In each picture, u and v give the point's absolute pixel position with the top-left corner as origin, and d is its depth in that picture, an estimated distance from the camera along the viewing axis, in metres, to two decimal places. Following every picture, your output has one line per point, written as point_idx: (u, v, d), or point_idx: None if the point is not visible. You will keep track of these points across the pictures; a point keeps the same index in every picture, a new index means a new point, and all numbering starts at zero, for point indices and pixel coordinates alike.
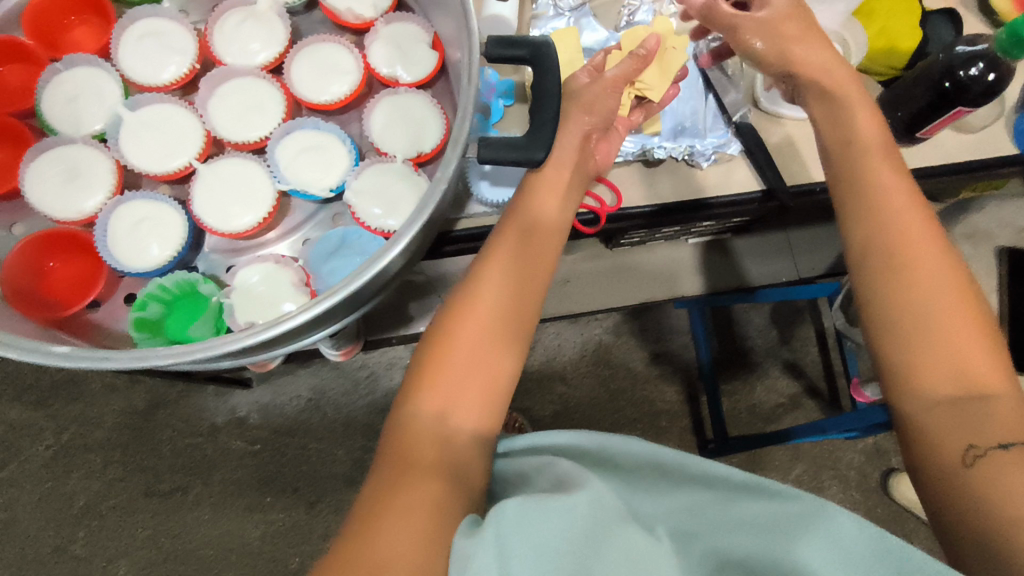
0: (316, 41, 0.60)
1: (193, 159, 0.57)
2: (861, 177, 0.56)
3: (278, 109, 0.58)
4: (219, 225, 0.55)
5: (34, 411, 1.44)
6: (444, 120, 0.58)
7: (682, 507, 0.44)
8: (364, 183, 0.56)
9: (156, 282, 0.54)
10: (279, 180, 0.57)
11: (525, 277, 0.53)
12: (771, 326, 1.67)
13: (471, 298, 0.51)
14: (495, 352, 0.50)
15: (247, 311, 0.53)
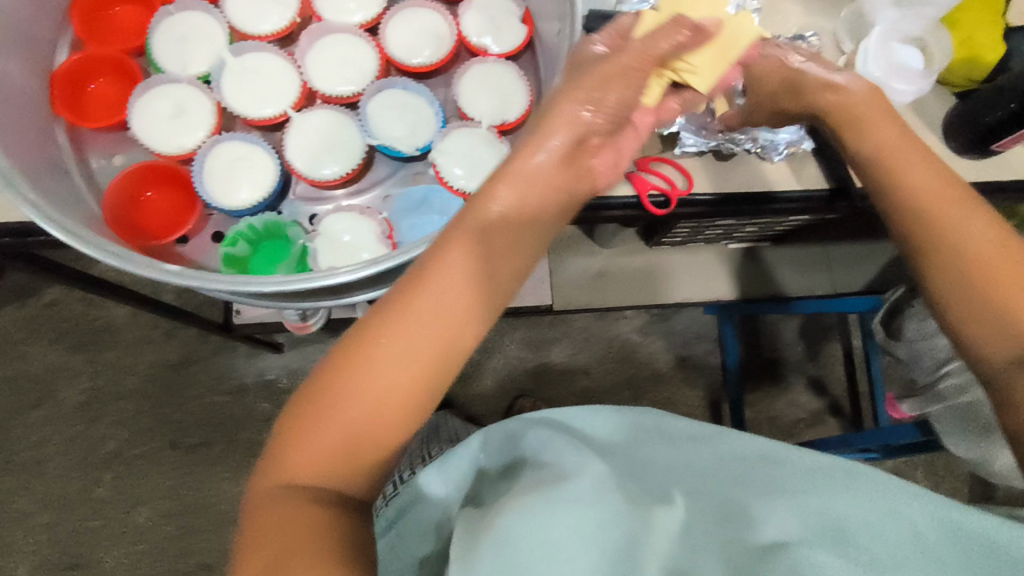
0: (410, 6, 0.62)
1: (288, 108, 0.59)
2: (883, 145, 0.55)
3: (372, 68, 0.60)
4: (307, 171, 0.57)
5: (70, 355, 1.47)
6: (529, 94, 0.61)
7: (694, 474, 0.49)
8: (449, 142, 0.57)
9: (246, 221, 0.56)
10: (368, 135, 0.58)
11: (468, 301, 0.43)
12: (799, 341, 1.67)
13: (396, 316, 0.42)
14: (411, 383, 0.42)
15: (330, 257, 0.55)
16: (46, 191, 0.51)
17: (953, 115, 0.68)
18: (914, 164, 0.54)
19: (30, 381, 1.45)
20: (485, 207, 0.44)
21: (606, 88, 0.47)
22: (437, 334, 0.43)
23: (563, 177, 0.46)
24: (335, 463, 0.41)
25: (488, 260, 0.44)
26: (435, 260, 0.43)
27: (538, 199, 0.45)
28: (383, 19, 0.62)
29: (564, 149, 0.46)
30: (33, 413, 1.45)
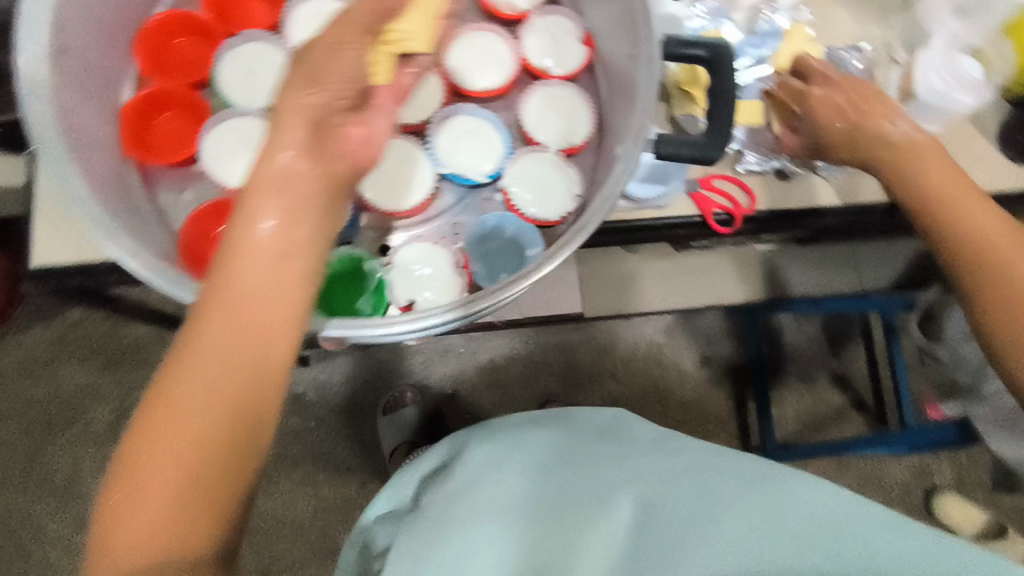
0: (473, 28, 0.62)
1: None
2: (919, 180, 0.57)
3: (436, 93, 0.61)
4: (379, 203, 0.58)
5: (98, 374, 1.46)
6: (593, 114, 0.62)
7: (643, 481, 0.56)
8: (518, 171, 0.60)
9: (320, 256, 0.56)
10: (438, 164, 0.60)
11: (255, 325, 0.40)
12: (821, 336, 1.67)
13: (181, 362, 0.39)
14: (214, 425, 0.39)
15: (407, 289, 0.58)
16: (131, 233, 0.53)
17: (1011, 123, 0.68)
18: (971, 209, 0.56)
19: (59, 402, 1.45)
20: (246, 227, 0.40)
21: (330, 67, 0.45)
22: (228, 369, 0.39)
23: (320, 168, 0.43)
24: (167, 540, 0.38)
25: (266, 277, 0.40)
26: (210, 298, 0.40)
27: (307, 198, 0.42)
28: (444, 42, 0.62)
29: (309, 142, 0.43)
30: (64, 434, 1.44)
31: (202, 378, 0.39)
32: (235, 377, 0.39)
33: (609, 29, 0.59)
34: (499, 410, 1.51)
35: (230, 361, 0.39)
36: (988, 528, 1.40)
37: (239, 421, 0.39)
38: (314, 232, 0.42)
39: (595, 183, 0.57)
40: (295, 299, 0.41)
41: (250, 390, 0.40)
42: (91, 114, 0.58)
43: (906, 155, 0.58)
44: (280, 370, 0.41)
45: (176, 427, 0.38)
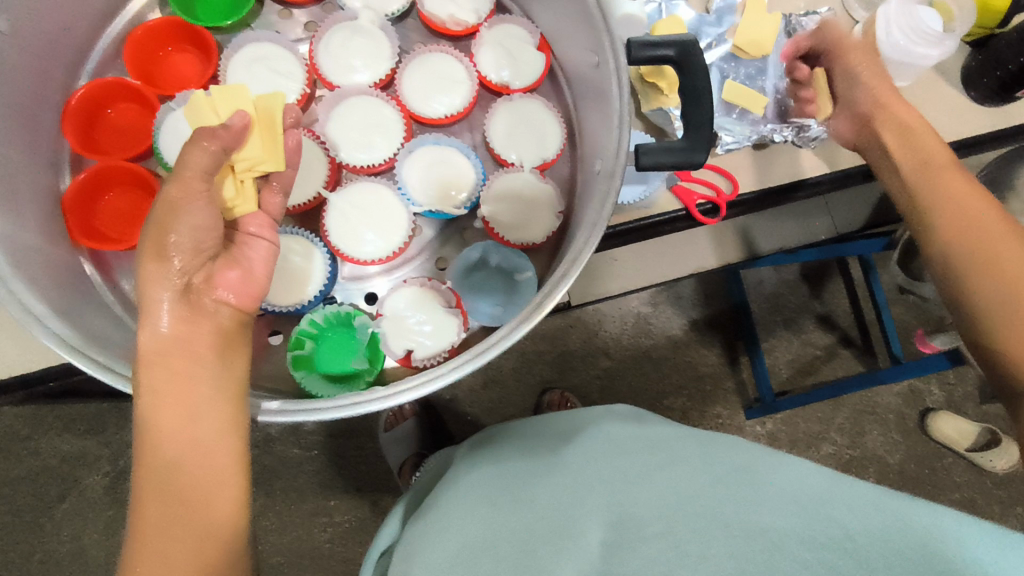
0: (423, 54, 0.64)
1: (322, 189, 0.61)
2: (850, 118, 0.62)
3: (399, 129, 0.63)
4: (350, 251, 0.60)
5: (85, 441, 1.41)
6: (562, 125, 0.62)
7: (609, 509, 0.58)
8: (493, 197, 0.60)
9: (307, 318, 0.58)
10: (412, 204, 0.61)
11: (190, 481, 0.44)
12: (801, 281, 1.67)
13: (135, 541, 0.43)
14: (188, 565, 0.42)
15: (399, 338, 0.58)
16: (96, 334, 0.51)
17: (970, 66, 0.70)
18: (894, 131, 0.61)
19: (49, 476, 1.40)
20: (148, 403, 0.45)
21: (172, 230, 0.47)
22: (189, 512, 0.43)
23: (199, 327, 0.48)
24: None
25: (185, 433, 0.45)
26: (142, 471, 0.44)
27: (209, 350, 0.48)
28: (398, 73, 0.64)
29: (177, 305, 0.47)
30: (60, 507, 1.40)
31: (166, 530, 0.43)
32: (190, 530, 0.43)
33: (563, 32, 0.57)
34: (498, 408, 1.50)
35: (188, 505, 0.44)
36: (980, 437, 1.46)
37: (210, 553, 0.43)
38: (215, 379, 0.47)
39: (579, 199, 0.56)
40: (220, 446, 0.46)
41: (207, 540, 0.43)
42: (34, 209, 0.55)
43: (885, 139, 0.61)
44: (226, 512, 0.45)
45: None
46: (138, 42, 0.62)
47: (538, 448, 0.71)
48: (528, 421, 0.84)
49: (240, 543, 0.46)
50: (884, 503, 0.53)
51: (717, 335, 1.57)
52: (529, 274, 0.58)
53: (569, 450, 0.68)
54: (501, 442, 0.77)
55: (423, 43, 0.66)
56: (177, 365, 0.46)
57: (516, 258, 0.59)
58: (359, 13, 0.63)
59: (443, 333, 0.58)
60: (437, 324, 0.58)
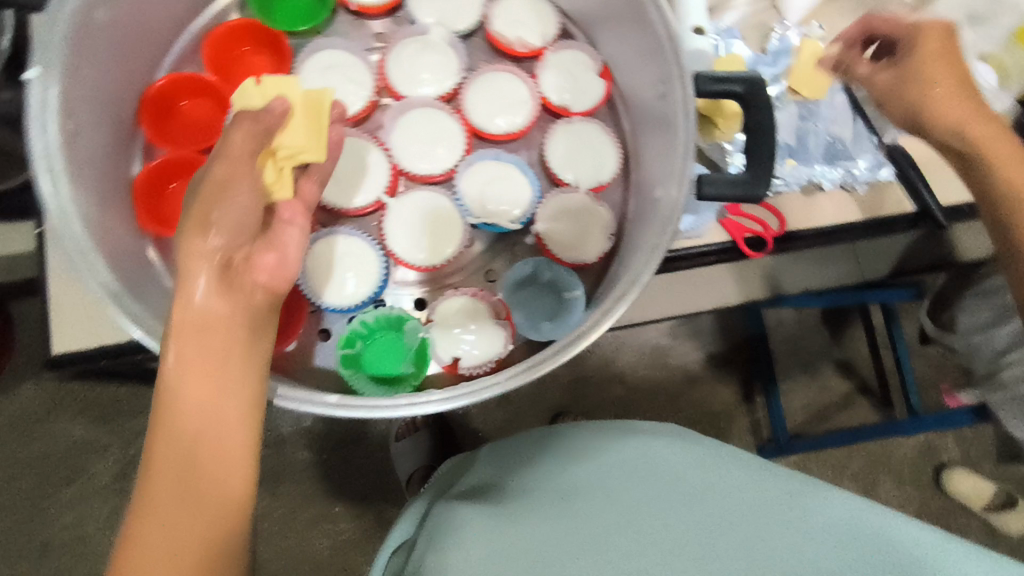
0: (488, 71, 0.66)
1: (381, 194, 0.63)
2: (978, 131, 0.63)
3: (460, 142, 0.64)
4: (405, 255, 0.62)
5: (99, 426, 1.43)
6: (620, 149, 0.63)
7: (635, 527, 0.59)
8: (549, 215, 0.61)
9: (358, 319, 0.59)
10: (467, 214, 0.63)
11: (209, 451, 0.44)
12: (822, 325, 1.67)
13: (144, 499, 0.43)
14: (193, 532, 0.43)
15: (448, 345, 0.58)
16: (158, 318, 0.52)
17: None
18: (997, 144, 0.63)
19: (59, 459, 1.41)
20: (176, 372, 0.45)
21: (225, 200, 0.49)
22: (203, 482, 0.44)
23: (234, 304, 0.48)
24: None
25: (208, 407, 0.45)
26: (161, 437, 0.44)
27: (246, 325, 0.48)
28: (462, 89, 0.66)
29: (213, 279, 0.47)
30: (66, 491, 1.40)
31: (177, 496, 0.43)
32: (201, 502, 0.43)
33: (629, 60, 0.59)
34: (510, 428, 1.49)
35: (203, 475, 0.44)
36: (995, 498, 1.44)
37: (215, 524, 0.44)
38: (242, 357, 0.47)
39: (634, 222, 0.58)
40: (240, 424, 0.46)
41: (214, 511, 0.44)
42: (105, 193, 0.57)
43: (1009, 153, 0.63)
44: (237, 486, 0.45)
45: (155, 539, 0.42)
46: (219, 42, 0.65)
47: (548, 472, 0.68)
48: (522, 436, 0.79)
49: (244, 516, 0.45)
50: (915, 550, 0.51)
51: (733, 372, 1.56)
52: (579, 292, 0.58)
53: (581, 478, 0.66)
54: (502, 467, 0.73)
55: (487, 61, 0.67)
56: (211, 337, 0.46)
57: (567, 275, 0.59)
58: (430, 29, 0.65)
59: (490, 341, 0.58)
60: (486, 332, 0.59)
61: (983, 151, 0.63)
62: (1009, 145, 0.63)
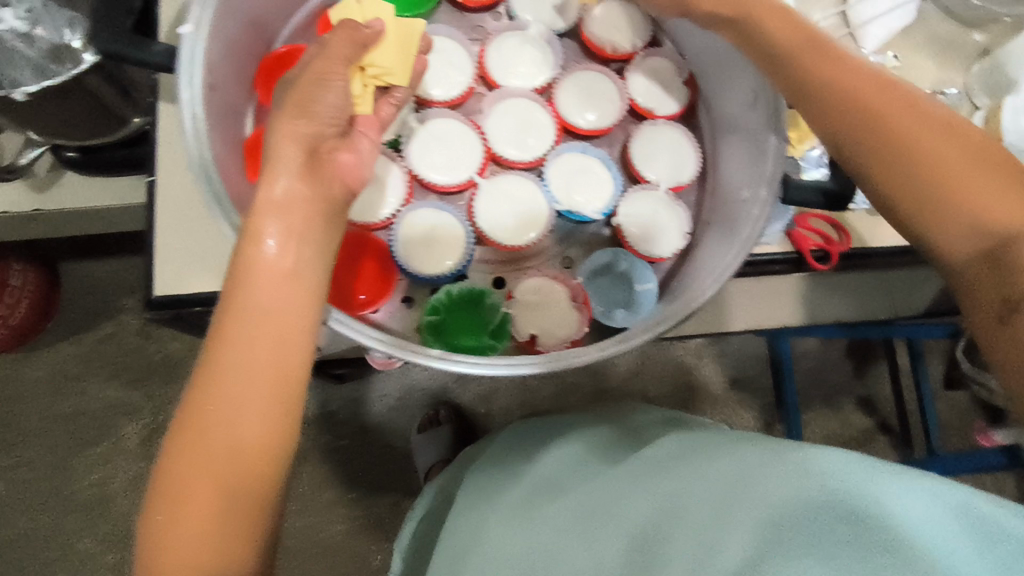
0: (580, 69, 0.72)
1: (474, 174, 0.69)
2: (811, 57, 0.55)
3: (552, 131, 0.70)
4: (491, 231, 0.67)
5: (131, 390, 1.46)
6: (697, 152, 0.70)
7: (653, 489, 0.59)
8: (630, 211, 0.67)
9: (445, 289, 0.63)
10: (555, 202, 0.68)
11: (274, 329, 0.49)
12: (845, 360, 1.68)
13: (216, 359, 0.48)
14: (254, 393, 0.48)
15: (528, 323, 0.63)
16: None
17: None
18: (839, 70, 0.54)
19: (89, 418, 1.44)
20: (259, 250, 0.49)
21: (317, 101, 0.53)
22: (269, 353, 0.49)
23: (314, 188, 0.52)
24: (216, 469, 0.47)
25: (281, 290, 0.49)
26: (235, 308, 0.49)
27: (318, 211, 0.52)
28: (555, 83, 0.71)
29: (303, 164, 0.51)
30: (94, 451, 1.43)
31: (243, 359, 0.48)
32: (262, 369, 0.48)
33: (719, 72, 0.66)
34: None
35: (270, 349, 0.49)
36: None
37: (272, 389, 0.49)
38: (312, 240, 0.51)
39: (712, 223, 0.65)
40: (306, 308, 0.50)
41: (274, 379, 0.49)
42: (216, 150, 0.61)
43: (854, 76, 0.54)
44: (297, 362, 0.50)
45: (221, 393, 0.48)
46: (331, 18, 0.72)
47: (563, 469, 0.72)
48: (541, 433, 0.84)
49: (297, 386, 0.50)
50: (845, 493, 0.46)
51: (754, 397, 1.58)
52: (651, 285, 0.63)
53: (592, 470, 0.68)
54: (522, 466, 0.77)
55: (577, 61, 0.74)
56: (287, 212, 0.50)
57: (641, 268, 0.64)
58: (530, 24, 0.71)
59: (567, 324, 0.63)
60: (562, 316, 0.63)
61: (815, 82, 0.55)
62: (857, 70, 0.54)
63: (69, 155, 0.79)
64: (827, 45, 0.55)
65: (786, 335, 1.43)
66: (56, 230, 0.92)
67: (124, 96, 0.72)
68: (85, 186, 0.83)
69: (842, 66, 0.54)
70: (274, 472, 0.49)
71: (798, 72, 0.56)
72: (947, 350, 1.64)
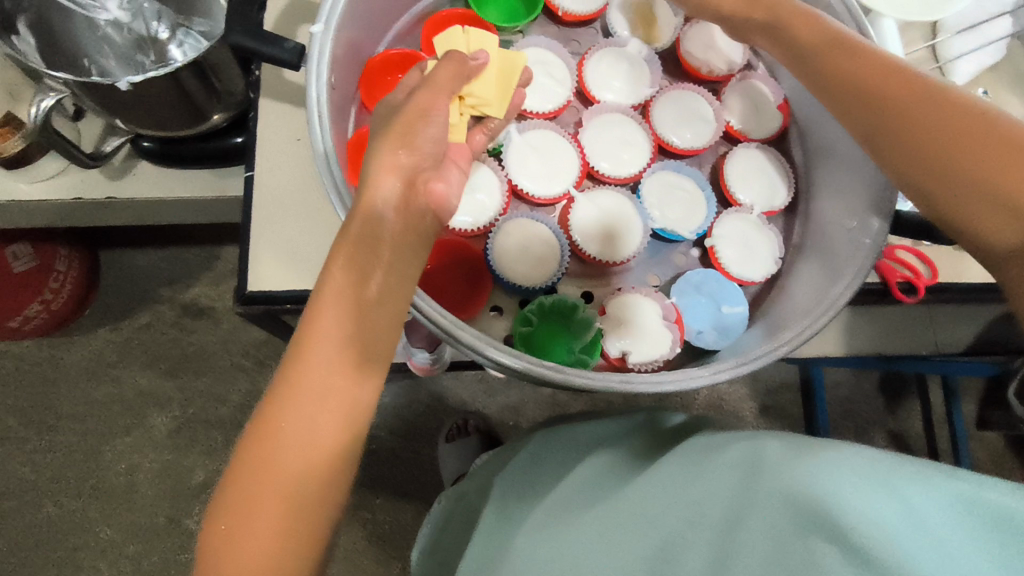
0: (677, 90, 0.79)
1: (571, 187, 0.75)
2: (817, 47, 0.63)
3: (647, 146, 0.77)
4: (586, 243, 0.73)
5: (164, 380, 1.46)
6: (785, 177, 0.77)
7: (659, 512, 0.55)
8: (724, 237, 0.74)
9: (538, 299, 0.67)
10: (651, 219, 0.74)
11: (361, 338, 0.47)
12: (878, 393, 1.65)
13: (298, 363, 0.46)
14: (333, 406, 0.46)
15: (620, 338, 0.68)
16: None
17: None
18: (845, 60, 0.61)
19: (121, 406, 1.44)
20: (352, 262, 0.48)
21: (419, 131, 0.52)
22: (352, 363, 0.47)
23: (411, 215, 0.49)
24: (283, 477, 0.45)
25: (370, 301, 0.48)
26: (322, 315, 0.47)
27: (415, 239, 0.50)
28: (651, 102, 0.79)
29: (400, 190, 0.49)
30: (124, 440, 1.43)
31: (328, 368, 0.46)
32: (341, 377, 0.47)
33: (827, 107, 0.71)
34: None
35: (354, 358, 0.47)
36: None
37: (350, 399, 0.47)
38: (408, 262, 0.49)
39: (808, 258, 0.71)
40: (392, 322, 0.49)
41: (354, 391, 0.47)
42: None
43: (859, 57, 0.60)
44: (374, 373, 0.48)
45: (299, 399, 0.46)
46: (436, 26, 0.77)
47: (576, 498, 0.65)
48: (550, 454, 0.77)
49: (372, 399, 0.49)
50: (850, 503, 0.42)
51: (784, 425, 1.57)
52: (742, 308, 0.70)
53: (609, 486, 0.64)
54: (535, 495, 0.71)
55: (671, 81, 0.81)
56: (383, 236, 0.49)
57: (731, 293, 0.70)
58: (629, 42, 0.79)
59: (658, 344, 0.68)
60: (653, 335, 0.68)
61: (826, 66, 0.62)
62: (847, 56, 0.61)
63: (147, 144, 0.80)
64: (831, 37, 0.62)
65: (824, 364, 1.42)
66: (121, 219, 0.93)
67: (209, 90, 0.72)
68: (160, 176, 0.84)
69: (841, 53, 0.61)
70: (344, 473, 0.47)
71: (812, 71, 0.63)
72: (982, 391, 1.61)
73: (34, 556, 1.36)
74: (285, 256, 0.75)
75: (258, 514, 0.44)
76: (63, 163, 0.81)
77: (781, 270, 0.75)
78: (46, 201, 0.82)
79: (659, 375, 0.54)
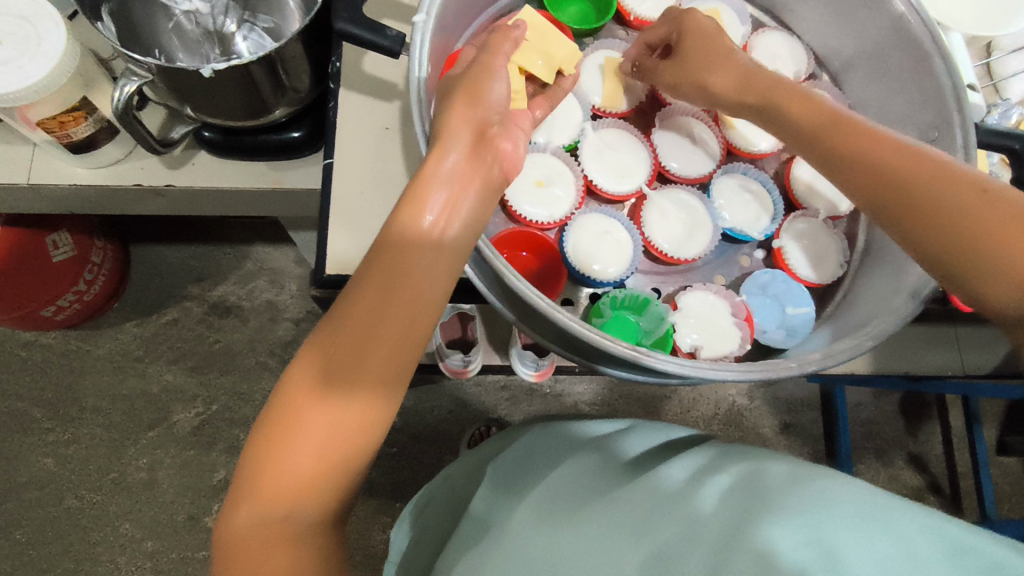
0: None
1: (642, 184, 0.79)
2: (747, 78, 0.66)
3: (715, 147, 0.81)
4: (657, 240, 0.76)
5: (190, 376, 1.46)
6: None
7: (651, 501, 0.52)
8: (792, 236, 0.77)
9: (612, 292, 0.70)
10: (720, 219, 0.77)
11: (403, 304, 0.48)
12: (899, 415, 1.64)
13: (337, 319, 0.48)
14: (367, 366, 0.47)
15: (689, 334, 0.71)
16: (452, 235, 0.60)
17: None
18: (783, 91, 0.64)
19: (146, 402, 1.44)
20: (406, 227, 0.50)
21: (484, 91, 0.58)
22: (390, 328, 0.47)
23: (479, 168, 0.53)
24: (308, 426, 0.46)
25: (418, 272, 0.49)
26: (369, 278, 0.48)
27: (486, 189, 0.53)
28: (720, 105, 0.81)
29: (472, 145, 0.54)
30: (147, 435, 1.42)
31: (367, 327, 0.47)
32: (381, 340, 0.47)
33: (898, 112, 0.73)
34: None
35: (392, 323, 0.47)
36: None
37: (385, 365, 0.47)
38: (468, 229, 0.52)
39: (872, 263, 0.73)
40: (433, 295, 0.49)
41: (391, 357, 0.48)
42: None
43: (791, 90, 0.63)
44: (416, 344, 0.49)
45: (333, 353, 0.47)
46: None
47: (562, 500, 0.59)
48: (538, 457, 0.72)
49: (407, 368, 0.49)
50: (845, 524, 0.41)
51: (805, 443, 1.56)
52: (808, 309, 0.72)
53: (604, 479, 0.61)
54: (524, 487, 0.66)
55: None
56: (453, 189, 0.52)
57: (798, 294, 0.73)
58: None
59: (726, 341, 0.71)
60: (722, 331, 0.71)
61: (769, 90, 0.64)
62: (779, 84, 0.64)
63: (209, 135, 0.81)
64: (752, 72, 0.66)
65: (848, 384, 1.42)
66: (172, 211, 0.94)
67: (277, 85, 0.73)
68: (220, 167, 0.85)
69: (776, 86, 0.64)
70: (370, 434, 0.48)
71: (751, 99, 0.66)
72: (1001, 415, 1.60)
73: (53, 550, 1.35)
74: (346, 247, 0.76)
75: (282, 457, 0.46)
76: (124, 151, 0.83)
77: (844, 274, 0.76)
78: (107, 187, 0.83)
79: (746, 365, 0.55)
